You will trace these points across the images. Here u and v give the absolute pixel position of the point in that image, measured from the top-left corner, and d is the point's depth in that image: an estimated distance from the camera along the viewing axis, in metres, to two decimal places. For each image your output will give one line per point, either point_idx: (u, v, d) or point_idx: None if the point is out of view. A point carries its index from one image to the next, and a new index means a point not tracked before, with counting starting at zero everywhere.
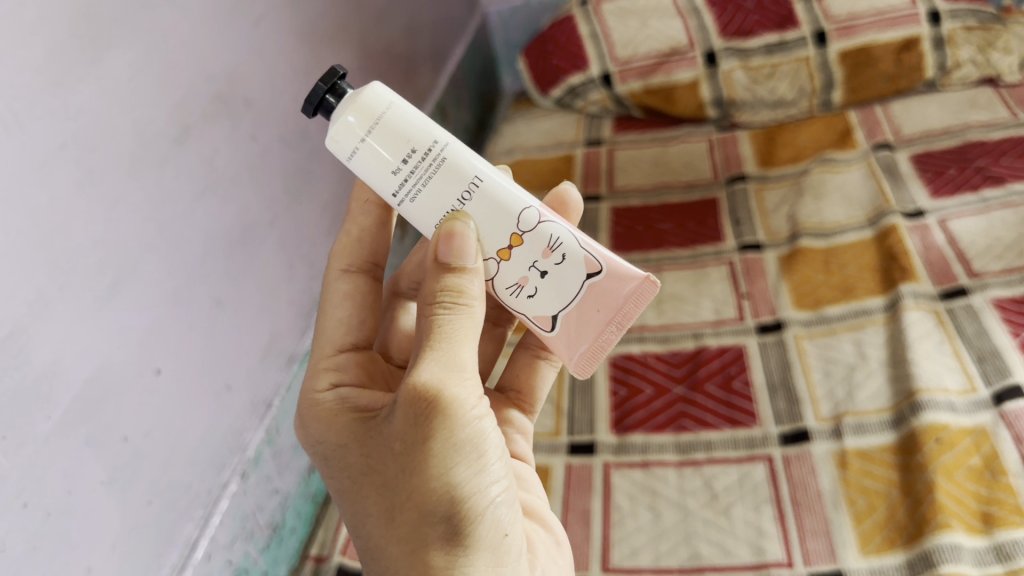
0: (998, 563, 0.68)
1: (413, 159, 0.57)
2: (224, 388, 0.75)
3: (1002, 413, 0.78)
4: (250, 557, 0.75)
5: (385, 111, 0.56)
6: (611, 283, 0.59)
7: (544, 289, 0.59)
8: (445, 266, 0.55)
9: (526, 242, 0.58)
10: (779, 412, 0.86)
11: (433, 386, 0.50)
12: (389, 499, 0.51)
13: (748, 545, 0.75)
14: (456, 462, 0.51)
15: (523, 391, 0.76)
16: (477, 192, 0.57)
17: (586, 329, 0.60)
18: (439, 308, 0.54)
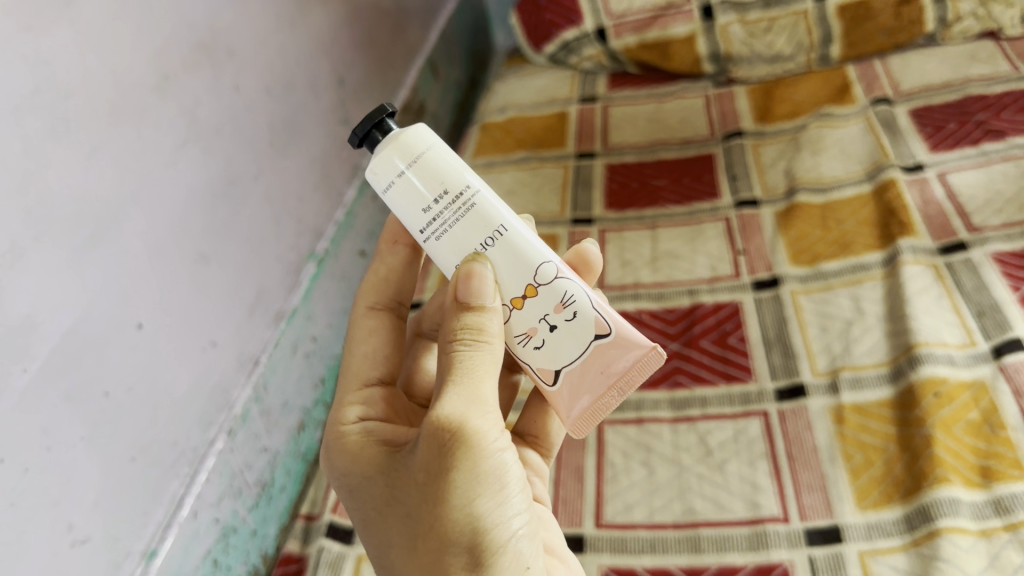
0: (997, 517, 0.67)
1: (444, 200, 0.56)
2: (209, 344, 0.73)
3: (1002, 366, 0.77)
4: (238, 515, 0.74)
5: (427, 152, 0.57)
6: (618, 349, 0.56)
7: (551, 346, 0.56)
8: (464, 303, 0.53)
9: (539, 294, 0.56)
10: (775, 367, 0.85)
11: (455, 419, 0.48)
12: (409, 532, 0.48)
13: (742, 500, 0.74)
14: (479, 495, 0.48)
15: (541, 435, 0.71)
16: (502, 241, 0.56)
17: (585, 392, 0.57)
18: (460, 344, 0.52)
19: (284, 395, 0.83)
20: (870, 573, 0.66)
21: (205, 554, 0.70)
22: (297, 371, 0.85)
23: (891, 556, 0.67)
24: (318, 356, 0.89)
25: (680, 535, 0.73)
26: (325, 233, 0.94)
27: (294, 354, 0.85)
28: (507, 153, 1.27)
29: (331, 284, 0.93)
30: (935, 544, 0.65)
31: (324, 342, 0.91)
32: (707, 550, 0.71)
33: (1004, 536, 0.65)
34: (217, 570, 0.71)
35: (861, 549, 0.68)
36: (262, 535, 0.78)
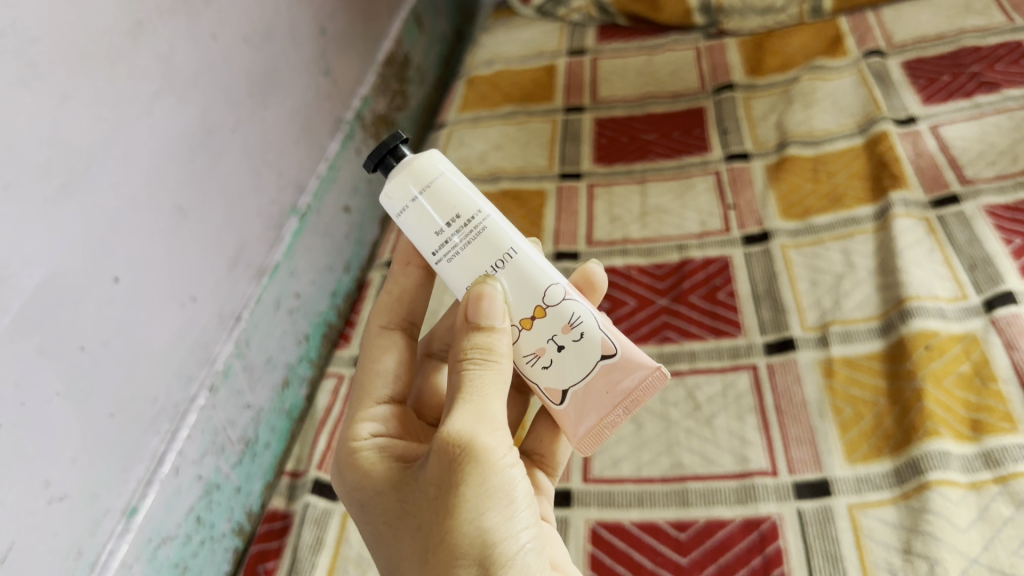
0: (987, 470, 0.66)
1: (456, 225, 0.55)
2: (188, 300, 0.71)
3: (993, 319, 0.76)
4: (221, 473, 0.73)
5: (441, 176, 0.56)
6: (624, 371, 0.55)
7: (558, 367, 0.55)
8: (473, 323, 0.52)
9: (548, 315, 0.54)
10: (764, 322, 0.84)
11: (463, 434, 0.47)
12: (418, 544, 0.46)
13: (731, 454, 0.73)
14: (488, 507, 0.46)
15: (548, 453, 0.68)
16: (511, 266, 0.55)
17: (590, 412, 0.56)
18: (468, 363, 0.51)
19: (267, 351, 0.81)
20: (858, 525, 0.66)
21: (188, 512, 0.69)
22: (281, 328, 0.84)
23: (880, 510, 0.66)
24: (302, 312, 0.88)
25: (667, 489, 0.72)
26: (307, 187, 0.92)
27: (277, 311, 0.83)
28: (494, 107, 1.25)
29: (314, 240, 0.91)
30: (925, 497, 0.65)
31: (309, 298, 0.90)
32: (694, 504, 0.71)
33: (994, 489, 0.65)
34: (201, 528, 0.70)
35: (850, 502, 0.68)
36: (247, 493, 0.77)
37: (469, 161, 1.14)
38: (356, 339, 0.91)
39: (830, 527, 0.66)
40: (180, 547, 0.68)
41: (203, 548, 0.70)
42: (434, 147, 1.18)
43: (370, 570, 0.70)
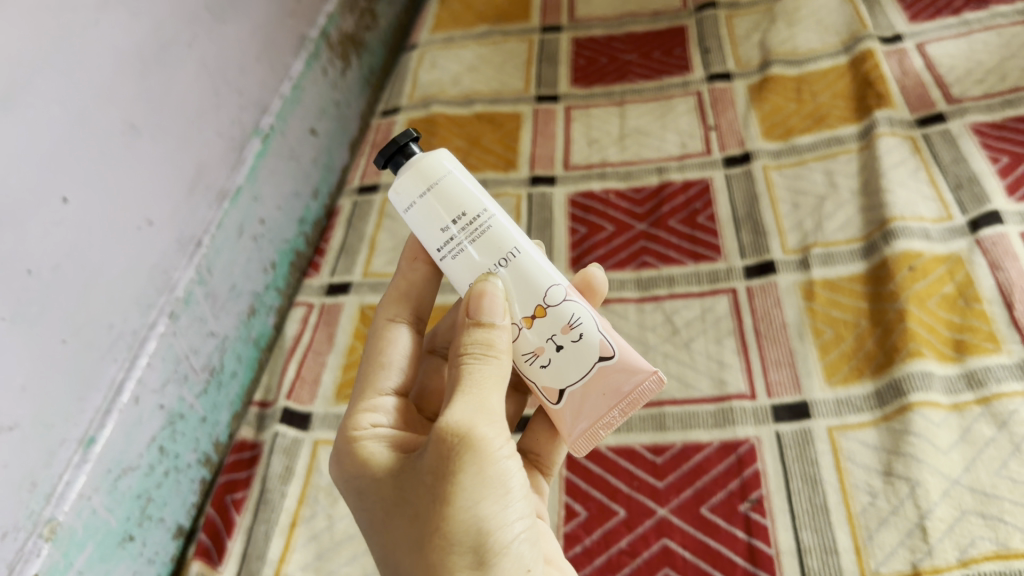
0: (969, 391, 0.65)
1: (461, 223, 0.50)
2: (144, 223, 0.68)
3: (978, 240, 0.74)
4: (185, 402, 0.71)
5: (448, 174, 0.51)
6: (621, 375, 0.50)
7: (556, 368, 0.50)
8: (472, 320, 0.48)
9: (547, 315, 0.49)
10: (745, 245, 0.82)
11: (462, 424, 0.43)
12: (408, 532, 0.42)
13: (709, 378, 0.72)
14: (485, 497, 0.42)
15: (544, 453, 0.61)
16: (515, 267, 0.50)
17: (585, 415, 0.50)
18: (468, 357, 0.47)
19: (231, 279, 0.78)
20: (838, 447, 0.65)
21: (150, 442, 0.67)
22: (245, 255, 0.81)
23: (860, 432, 0.65)
24: (267, 239, 0.84)
25: (644, 414, 0.71)
26: (270, 108, 0.88)
27: (240, 237, 0.80)
28: (468, 28, 1.20)
29: (278, 163, 0.87)
30: (906, 418, 0.63)
31: (274, 224, 0.86)
32: (672, 428, 0.69)
33: (976, 410, 0.63)
34: (165, 458, 0.68)
35: (830, 425, 0.66)
36: (213, 423, 0.74)
37: (441, 83, 1.10)
38: (326, 268, 0.88)
39: (809, 449, 0.65)
40: (142, 478, 0.66)
41: (168, 479, 0.68)
42: (405, 69, 1.13)
43: (341, 500, 0.69)
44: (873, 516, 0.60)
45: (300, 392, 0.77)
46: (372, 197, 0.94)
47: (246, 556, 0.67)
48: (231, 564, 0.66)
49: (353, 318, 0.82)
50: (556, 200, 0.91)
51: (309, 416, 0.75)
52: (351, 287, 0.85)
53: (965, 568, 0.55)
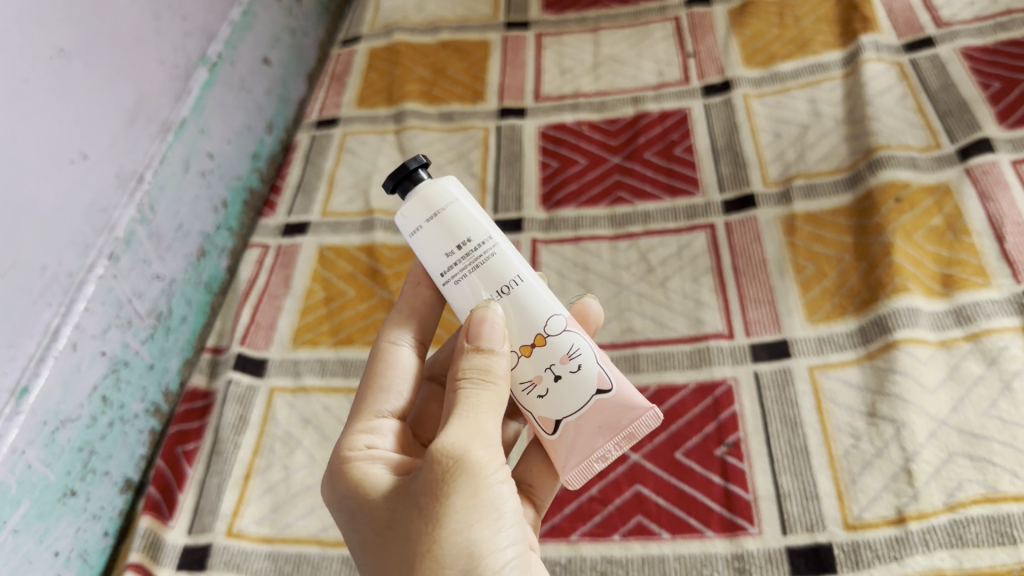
0: (958, 327, 0.62)
1: (464, 251, 0.45)
2: (78, 157, 0.63)
3: (968, 169, 0.71)
4: (130, 349, 0.67)
5: (454, 200, 0.46)
6: (618, 410, 0.46)
7: (552, 401, 0.45)
8: (470, 344, 0.43)
9: (547, 345, 0.45)
10: (723, 177, 0.77)
11: (456, 445, 0.39)
12: (396, 555, 0.38)
13: (685, 317, 0.68)
14: (479, 522, 0.38)
15: (539, 485, 0.53)
16: (516, 298, 0.45)
17: (579, 449, 0.46)
18: (463, 381, 0.42)
19: (178, 218, 0.74)
20: (819, 387, 0.62)
21: (92, 391, 0.62)
22: (192, 192, 0.76)
23: (843, 371, 0.62)
24: (216, 175, 0.79)
25: (617, 356, 0.67)
26: (217, 35, 0.82)
27: (187, 172, 0.75)
28: None
29: (227, 94, 0.82)
30: (891, 356, 0.60)
31: (224, 159, 0.81)
32: (645, 369, 0.66)
33: (964, 347, 0.60)
34: (108, 409, 0.64)
35: (810, 364, 0.63)
36: (162, 370, 0.70)
37: (405, 10, 1.04)
38: (282, 207, 0.84)
39: (789, 390, 0.62)
40: (84, 430, 0.61)
41: (113, 430, 0.64)
42: None
43: (298, 450, 0.65)
44: (856, 459, 0.57)
45: (255, 337, 0.73)
46: (331, 131, 0.91)
47: (198, 510, 0.63)
48: (182, 519, 0.62)
49: (311, 260, 0.78)
50: (526, 133, 0.87)
51: (264, 361, 0.71)
52: (309, 227, 0.81)
53: (952, 512, 0.53)
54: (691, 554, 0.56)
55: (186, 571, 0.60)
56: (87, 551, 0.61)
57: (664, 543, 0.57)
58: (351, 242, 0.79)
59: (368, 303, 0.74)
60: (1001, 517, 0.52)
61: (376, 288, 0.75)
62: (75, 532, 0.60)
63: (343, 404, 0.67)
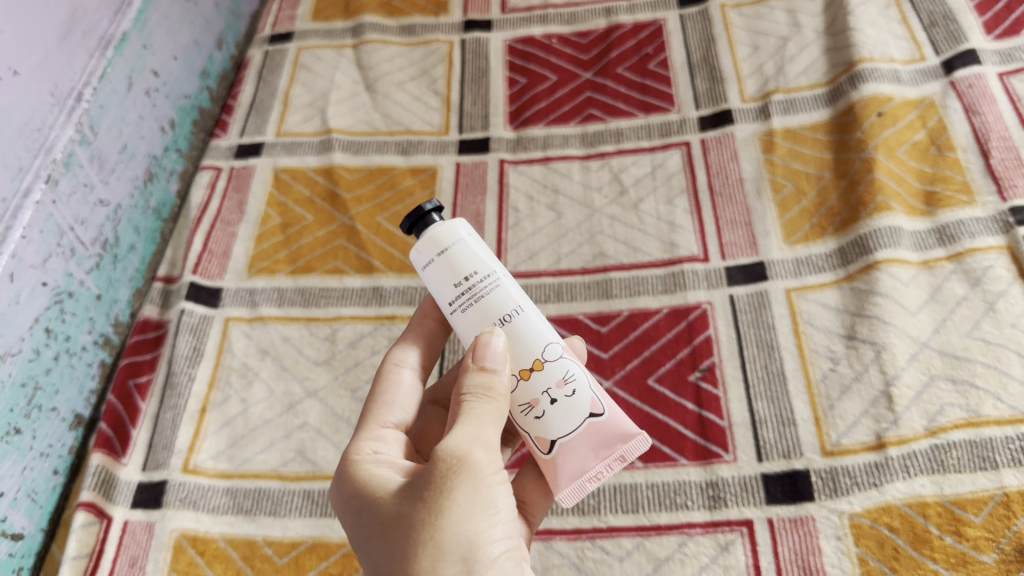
0: (941, 247, 0.59)
1: (468, 284, 0.42)
2: (6, 73, 0.57)
3: (953, 82, 0.67)
4: (74, 279, 0.63)
5: (461, 236, 0.43)
6: (612, 436, 0.42)
7: (548, 425, 0.41)
8: (473, 361, 0.40)
9: (545, 369, 0.41)
10: (699, 93, 0.74)
11: (459, 443, 0.36)
12: (393, 546, 0.35)
13: (659, 241, 0.65)
14: (481, 514, 0.35)
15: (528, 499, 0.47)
16: (517, 329, 0.41)
17: (574, 473, 0.42)
18: (464, 394, 0.39)
19: (122, 139, 0.69)
20: (796, 310, 0.59)
21: (34, 323, 0.58)
22: (136, 113, 0.71)
23: (820, 293, 0.60)
24: (161, 94, 0.75)
25: (588, 281, 0.65)
26: None
27: (130, 90, 0.70)
28: None
29: (170, 7, 0.76)
30: (871, 277, 0.58)
31: (170, 77, 0.76)
32: (617, 295, 0.63)
33: (947, 267, 0.58)
34: (53, 341, 0.60)
35: (787, 286, 0.61)
36: (111, 301, 0.67)
37: None
38: (234, 128, 0.80)
39: (765, 313, 0.60)
40: (26, 364, 0.58)
41: (59, 363, 0.61)
42: None
43: (256, 382, 0.62)
44: (834, 384, 0.55)
45: (208, 266, 0.69)
46: (285, 46, 0.86)
47: (152, 445, 0.60)
48: (136, 456, 0.60)
49: (266, 183, 0.75)
50: (492, 47, 0.82)
51: (219, 290, 0.68)
52: (263, 149, 0.77)
53: (933, 437, 0.51)
54: (664, 483, 0.54)
55: (141, 509, 0.57)
56: (35, 491, 0.58)
57: (637, 472, 0.55)
58: (307, 164, 0.75)
59: (328, 229, 0.70)
60: (983, 441, 0.50)
61: (336, 214, 0.71)
62: (21, 472, 0.57)
63: (301, 334, 0.65)
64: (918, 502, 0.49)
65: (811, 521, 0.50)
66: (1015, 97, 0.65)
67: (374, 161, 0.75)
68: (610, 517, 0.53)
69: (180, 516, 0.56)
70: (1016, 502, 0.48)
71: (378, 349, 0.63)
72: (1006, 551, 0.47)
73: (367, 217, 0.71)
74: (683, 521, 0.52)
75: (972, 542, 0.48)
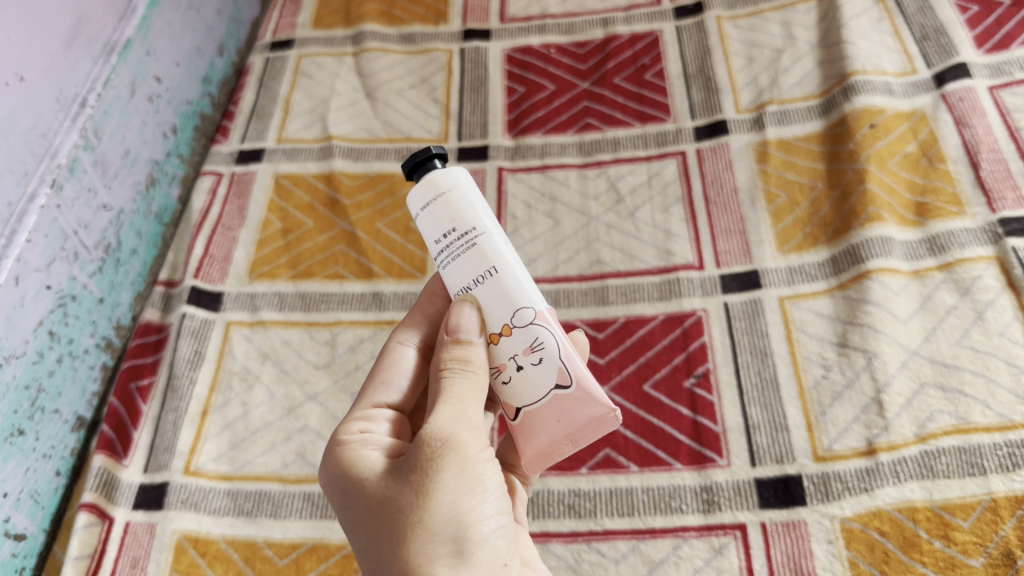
0: (931, 257, 0.61)
1: (448, 240, 0.42)
2: (13, 79, 0.58)
3: (943, 95, 0.69)
4: (77, 283, 0.64)
5: (455, 183, 0.42)
6: (577, 406, 0.42)
7: (514, 391, 0.42)
8: (449, 336, 0.41)
9: (513, 335, 0.42)
10: (695, 103, 0.75)
11: (443, 424, 0.38)
12: (381, 531, 0.36)
13: (654, 249, 0.66)
14: (469, 493, 0.37)
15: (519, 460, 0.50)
16: (496, 288, 0.42)
17: (540, 440, 0.43)
18: (443, 370, 0.40)
19: (125, 144, 0.70)
20: (789, 317, 0.60)
21: (39, 326, 0.59)
22: (139, 119, 0.72)
23: (813, 301, 0.61)
24: (164, 99, 0.75)
25: (585, 288, 0.65)
26: None
27: (133, 96, 0.71)
28: None
29: (173, 13, 0.77)
30: (862, 286, 0.59)
31: (171, 82, 0.77)
32: (614, 302, 0.64)
33: (937, 277, 0.59)
34: (56, 344, 0.61)
35: (780, 294, 0.62)
36: (113, 304, 0.68)
37: None
38: (235, 134, 0.81)
39: (759, 321, 0.61)
40: (31, 366, 0.58)
41: (62, 365, 0.62)
42: None
43: (257, 386, 0.63)
44: (826, 391, 0.56)
45: (210, 271, 0.70)
46: (285, 53, 0.87)
47: (154, 448, 0.61)
48: (138, 457, 0.60)
49: (267, 188, 0.76)
50: (492, 56, 0.83)
51: (220, 295, 0.69)
52: (264, 155, 0.78)
53: (923, 443, 0.52)
54: (659, 487, 0.55)
55: (143, 511, 0.58)
56: (38, 492, 0.58)
57: (632, 476, 0.56)
58: (307, 170, 0.76)
59: (328, 235, 0.71)
60: (972, 448, 0.51)
61: (336, 220, 0.72)
62: (24, 472, 0.57)
63: (302, 338, 0.66)
64: (907, 507, 0.50)
65: (803, 525, 0.51)
66: (1004, 110, 0.67)
67: (373, 168, 0.76)
68: (606, 520, 0.54)
69: (182, 517, 0.57)
70: (1003, 507, 0.49)
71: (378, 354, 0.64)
72: (994, 555, 0.48)
73: (366, 223, 0.72)
74: (678, 524, 0.53)
75: (960, 547, 0.49)
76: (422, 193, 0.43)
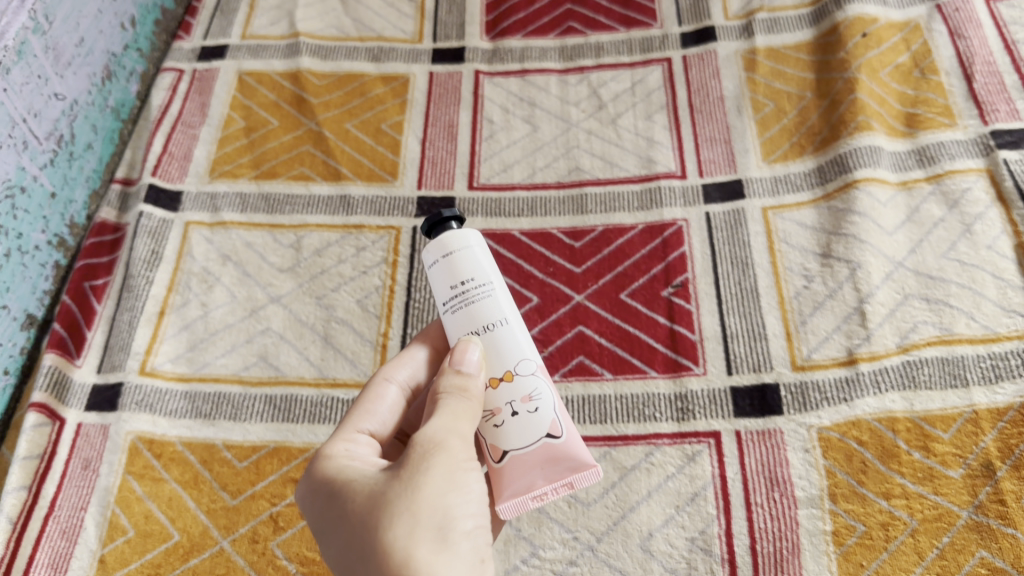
0: (920, 169, 0.59)
1: (458, 292, 0.40)
2: None
3: (938, 6, 0.66)
4: (26, 175, 0.60)
5: (469, 242, 0.41)
6: (564, 458, 0.39)
7: (502, 438, 0.39)
8: (449, 367, 0.38)
9: (514, 382, 0.39)
10: (682, 9, 0.72)
11: (436, 431, 0.35)
12: (363, 522, 0.32)
13: (636, 157, 0.64)
14: (460, 491, 0.33)
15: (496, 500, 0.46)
16: (500, 341, 0.39)
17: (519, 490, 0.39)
18: (438, 394, 0.37)
19: (78, 32, 0.66)
20: (772, 228, 0.58)
21: None
22: (94, 6, 0.68)
23: (797, 212, 0.59)
24: None
25: (562, 196, 0.63)
26: None
27: None
28: None
29: None
30: (849, 196, 0.57)
31: None
32: (592, 211, 0.62)
33: (926, 189, 0.58)
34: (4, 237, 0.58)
35: (764, 205, 0.60)
36: (66, 200, 0.64)
37: None
38: (198, 30, 0.77)
39: (740, 231, 0.59)
40: None
41: (10, 260, 0.58)
42: None
43: (217, 287, 0.61)
44: (807, 300, 0.55)
45: (169, 168, 0.67)
46: None
47: (108, 348, 0.58)
48: (91, 357, 0.58)
49: (230, 86, 0.72)
50: None
51: (180, 195, 0.66)
52: (228, 52, 0.74)
53: (905, 354, 0.51)
54: (632, 395, 0.53)
55: (96, 413, 0.55)
56: None
57: (605, 384, 0.54)
58: (272, 68, 0.73)
59: (294, 135, 0.68)
60: (955, 359, 0.50)
61: (303, 119, 0.69)
62: None
63: (266, 240, 0.63)
64: (887, 417, 0.49)
65: (778, 434, 0.50)
66: (1000, 23, 0.64)
67: (343, 68, 0.72)
68: (579, 426, 0.52)
69: (137, 418, 0.55)
70: (984, 419, 0.48)
71: (345, 258, 0.61)
72: (973, 466, 0.47)
73: (335, 123, 0.68)
74: (650, 432, 0.52)
75: (939, 458, 0.48)
76: (439, 245, 0.41)
